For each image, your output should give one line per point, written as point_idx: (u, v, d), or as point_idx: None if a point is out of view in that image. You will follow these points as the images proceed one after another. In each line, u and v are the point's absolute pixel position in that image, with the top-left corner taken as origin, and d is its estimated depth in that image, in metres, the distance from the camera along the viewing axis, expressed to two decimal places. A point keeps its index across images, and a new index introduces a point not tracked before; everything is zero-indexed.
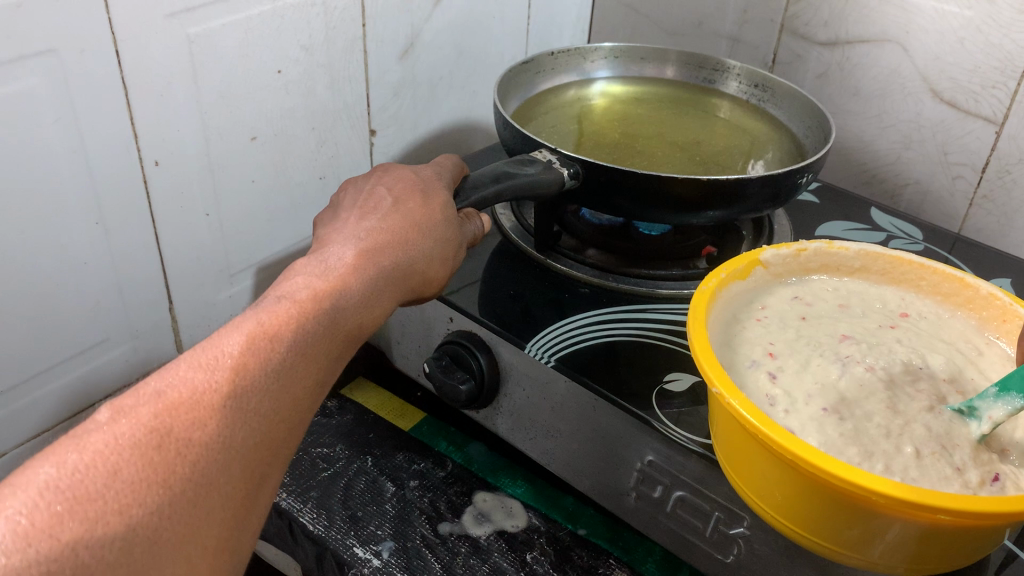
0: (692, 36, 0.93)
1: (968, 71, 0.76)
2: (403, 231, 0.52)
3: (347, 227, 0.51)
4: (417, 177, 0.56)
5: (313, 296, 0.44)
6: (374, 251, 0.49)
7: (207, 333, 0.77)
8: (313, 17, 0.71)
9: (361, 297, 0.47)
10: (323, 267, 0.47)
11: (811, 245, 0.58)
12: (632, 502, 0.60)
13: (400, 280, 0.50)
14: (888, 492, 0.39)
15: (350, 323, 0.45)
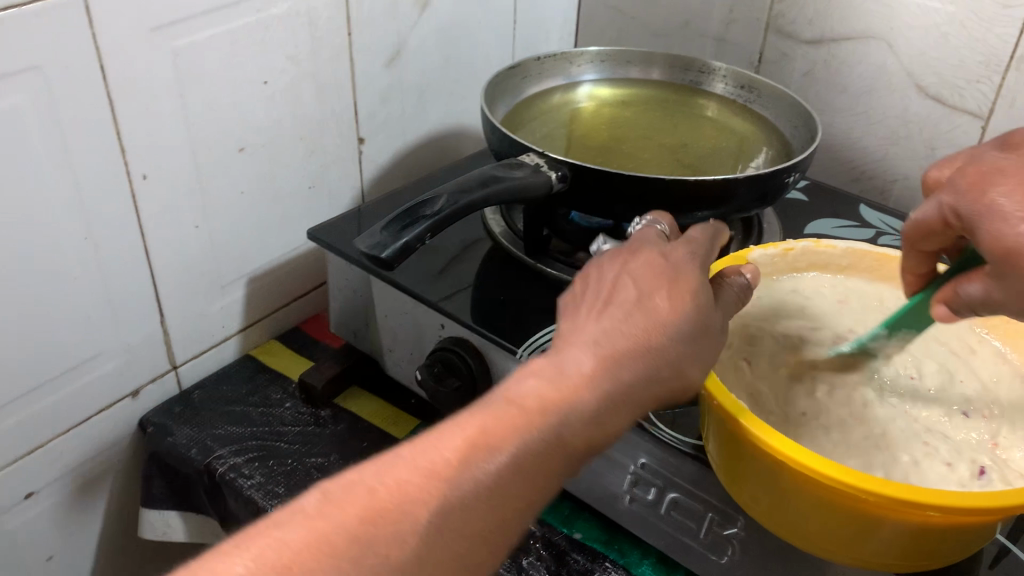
0: (678, 37, 0.93)
1: (954, 66, 0.76)
2: (701, 308, 0.45)
3: (643, 285, 0.45)
4: (666, 262, 0.47)
5: (562, 404, 0.40)
6: (644, 339, 0.43)
7: (199, 345, 0.77)
8: (298, 27, 0.71)
9: (652, 391, 0.43)
10: (638, 347, 0.43)
11: (797, 245, 0.59)
12: (627, 505, 0.60)
13: (701, 361, 0.44)
14: (880, 490, 0.40)
15: (591, 435, 0.41)
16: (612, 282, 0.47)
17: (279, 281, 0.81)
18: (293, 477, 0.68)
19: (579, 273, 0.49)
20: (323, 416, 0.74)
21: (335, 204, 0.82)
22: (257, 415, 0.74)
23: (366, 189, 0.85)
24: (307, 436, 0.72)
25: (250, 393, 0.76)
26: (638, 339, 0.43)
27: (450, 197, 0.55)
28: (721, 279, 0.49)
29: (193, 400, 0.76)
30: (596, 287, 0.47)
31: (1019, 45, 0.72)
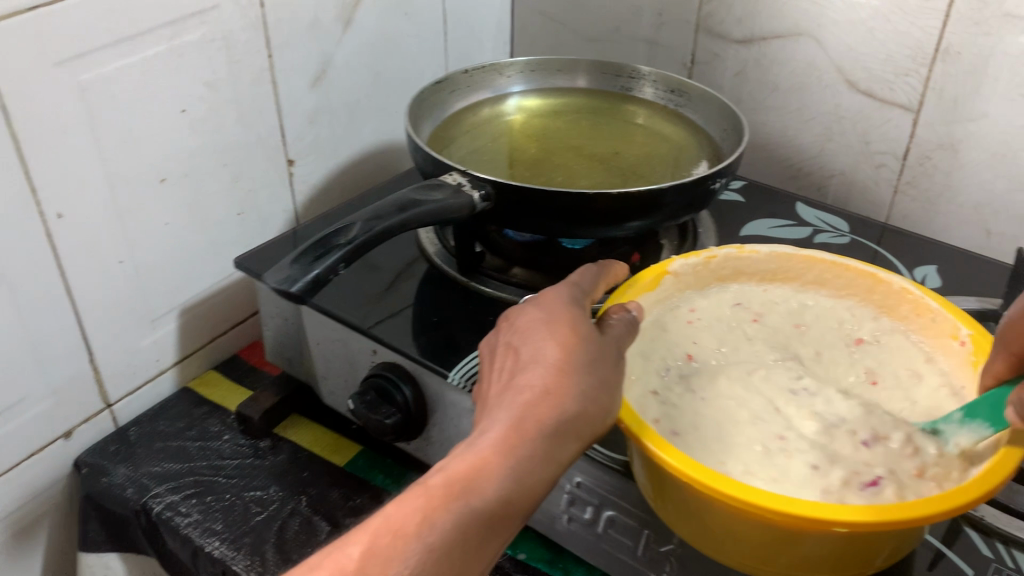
0: (611, 42, 0.93)
1: (882, 61, 0.76)
2: (585, 346, 0.45)
3: (540, 335, 0.45)
4: (562, 303, 0.48)
5: (470, 468, 0.40)
6: (563, 387, 0.43)
7: (133, 381, 0.75)
8: (214, 52, 0.69)
9: (560, 436, 0.42)
10: (530, 399, 0.42)
11: (720, 253, 0.58)
12: (566, 525, 0.59)
13: (601, 398, 0.44)
14: (780, 508, 0.42)
15: (511, 494, 0.40)
16: (509, 343, 0.47)
17: (213, 310, 0.79)
18: (230, 512, 0.67)
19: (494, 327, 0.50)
20: (262, 447, 0.73)
21: (267, 228, 0.81)
22: (194, 450, 0.72)
23: (300, 212, 0.83)
24: (246, 469, 0.71)
25: (187, 427, 0.75)
26: (529, 390, 0.43)
27: (364, 224, 0.53)
28: (609, 313, 0.49)
29: (130, 437, 0.74)
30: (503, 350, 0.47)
31: (943, 37, 0.72)
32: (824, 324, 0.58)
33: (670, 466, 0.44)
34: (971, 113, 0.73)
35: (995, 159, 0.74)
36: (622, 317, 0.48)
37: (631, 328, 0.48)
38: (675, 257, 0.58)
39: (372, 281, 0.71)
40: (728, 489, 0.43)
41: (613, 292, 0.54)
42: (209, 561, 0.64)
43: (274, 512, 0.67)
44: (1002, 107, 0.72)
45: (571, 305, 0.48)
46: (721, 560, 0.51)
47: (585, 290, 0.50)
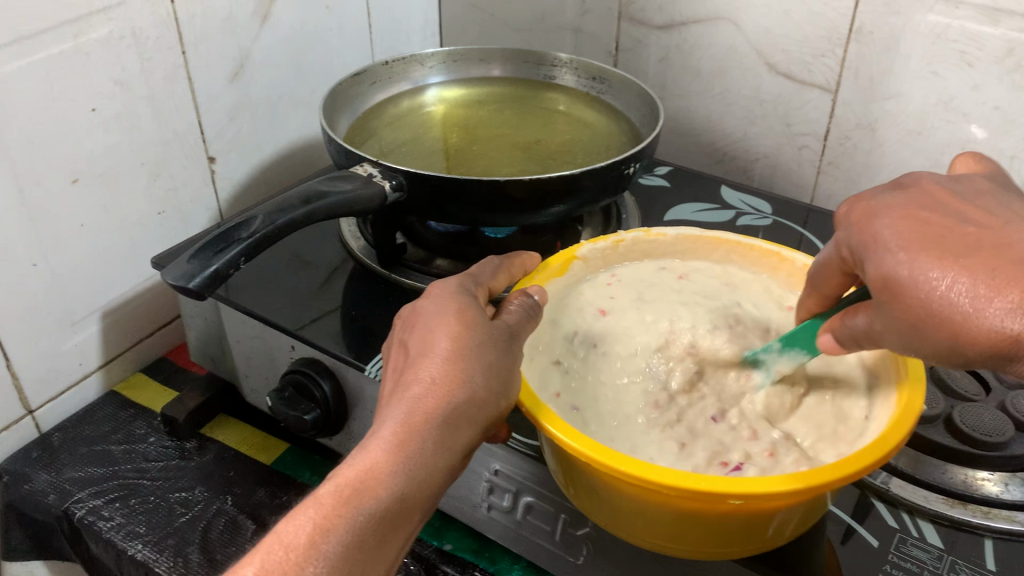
0: (536, 31, 0.93)
1: (799, 42, 0.77)
2: (470, 334, 0.46)
3: (432, 327, 0.47)
4: (454, 295, 0.49)
5: (364, 467, 0.40)
6: (454, 377, 0.44)
7: (55, 386, 0.73)
8: (124, 49, 0.68)
9: (451, 425, 0.43)
10: (418, 393, 0.43)
11: (628, 236, 0.60)
12: (486, 513, 0.59)
13: (490, 382, 0.45)
14: (671, 482, 0.42)
15: (409, 486, 0.41)
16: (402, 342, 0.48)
17: (137, 311, 0.78)
18: (154, 514, 0.66)
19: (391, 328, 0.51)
20: (188, 448, 0.72)
21: (190, 227, 0.80)
22: (118, 453, 0.71)
23: (225, 209, 0.83)
24: (171, 471, 0.70)
25: (112, 431, 0.73)
26: (417, 385, 0.44)
27: (266, 217, 0.53)
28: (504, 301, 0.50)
29: (52, 443, 0.72)
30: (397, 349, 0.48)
31: (856, 17, 0.73)
32: (745, 289, 0.59)
33: (573, 449, 0.44)
34: (886, 92, 0.74)
35: (911, 137, 0.75)
36: (519, 304, 0.50)
37: (533, 312, 0.50)
38: (584, 241, 0.60)
39: (302, 278, 0.72)
40: (629, 468, 0.42)
41: (519, 280, 0.55)
42: (132, 564, 0.63)
43: (198, 513, 0.66)
44: (916, 85, 0.73)
45: (458, 295, 0.49)
46: (631, 540, 0.51)
47: (479, 279, 0.52)
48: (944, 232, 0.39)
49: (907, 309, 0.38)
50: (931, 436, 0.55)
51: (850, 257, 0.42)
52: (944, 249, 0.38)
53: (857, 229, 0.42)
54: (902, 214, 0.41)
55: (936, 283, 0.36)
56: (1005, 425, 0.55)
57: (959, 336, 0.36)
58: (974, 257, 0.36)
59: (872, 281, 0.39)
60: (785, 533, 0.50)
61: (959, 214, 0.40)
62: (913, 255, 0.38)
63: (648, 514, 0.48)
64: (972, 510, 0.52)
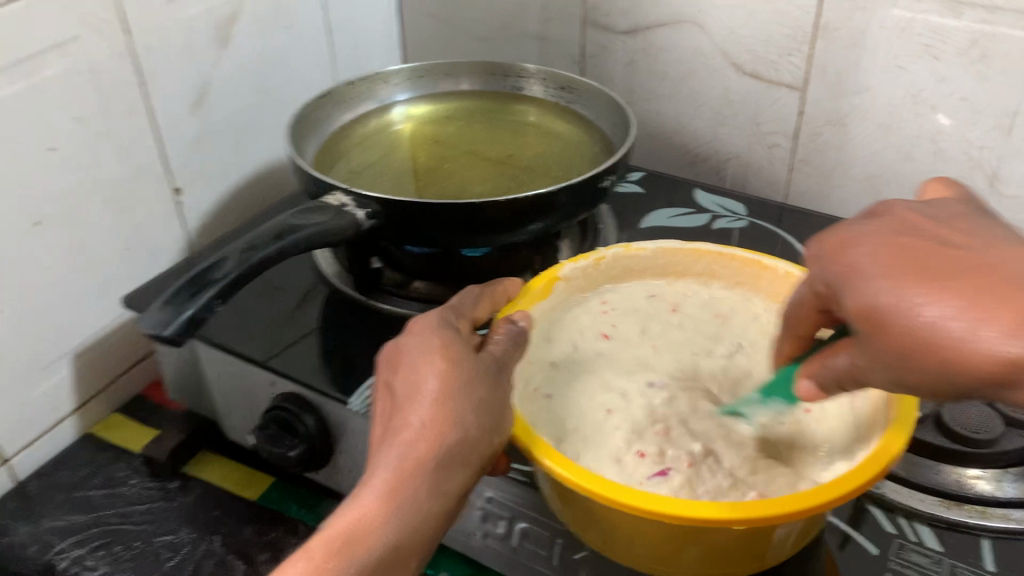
0: (500, 41, 0.92)
1: (764, 42, 0.76)
2: (457, 372, 0.45)
3: (416, 365, 0.46)
4: (437, 328, 0.48)
5: (355, 519, 0.42)
6: (443, 420, 0.44)
7: (29, 433, 0.71)
8: (81, 85, 0.66)
9: (443, 468, 0.43)
10: (408, 439, 0.43)
11: (608, 253, 0.59)
12: (480, 541, 0.58)
13: (482, 420, 0.45)
14: (669, 510, 0.42)
15: (401, 535, 0.42)
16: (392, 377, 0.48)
17: (109, 350, 0.76)
18: (140, 560, 0.64)
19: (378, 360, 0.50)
20: (171, 488, 0.70)
21: (159, 260, 0.78)
22: (98, 499, 0.69)
23: (193, 240, 0.81)
24: (154, 513, 0.68)
25: (91, 475, 0.71)
26: (406, 430, 0.44)
27: (239, 256, 0.52)
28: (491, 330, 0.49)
29: (30, 492, 0.70)
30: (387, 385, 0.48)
31: (821, 15, 0.72)
32: (725, 315, 0.59)
33: (567, 480, 0.44)
34: (854, 88, 0.74)
35: (881, 131, 0.75)
36: (503, 334, 0.49)
37: (517, 340, 0.50)
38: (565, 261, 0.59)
39: (278, 308, 0.70)
40: (626, 498, 0.42)
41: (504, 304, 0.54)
42: None
43: (185, 556, 0.64)
44: (883, 80, 0.73)
45: (442, 329, 0.48)
46: (632, 564, 0.51)
47: (462, 310, 0.50)
48: (927, 255, 0.36)
49: (890, 339, 0.35)
50: (922, 437, 0.55)
51: (826, 291, 0.41)
52: (924, 273, 0.35)
53: (830, 257, 0.40)
54: (881, 241, 0.39)
55: (921, 310, 0.34)
56: (993, 422, 0.55)
57: (949, 365, 0.33)
58: (954, 283, 0.34)
59: (854, 311, 0.37)
60: (786, 546, 0.50)
61: (941, 237, 0.38)
62: (894, 282, 0.36)
63: (649, 539, 0.47)
64: (968, 510, 0.52)
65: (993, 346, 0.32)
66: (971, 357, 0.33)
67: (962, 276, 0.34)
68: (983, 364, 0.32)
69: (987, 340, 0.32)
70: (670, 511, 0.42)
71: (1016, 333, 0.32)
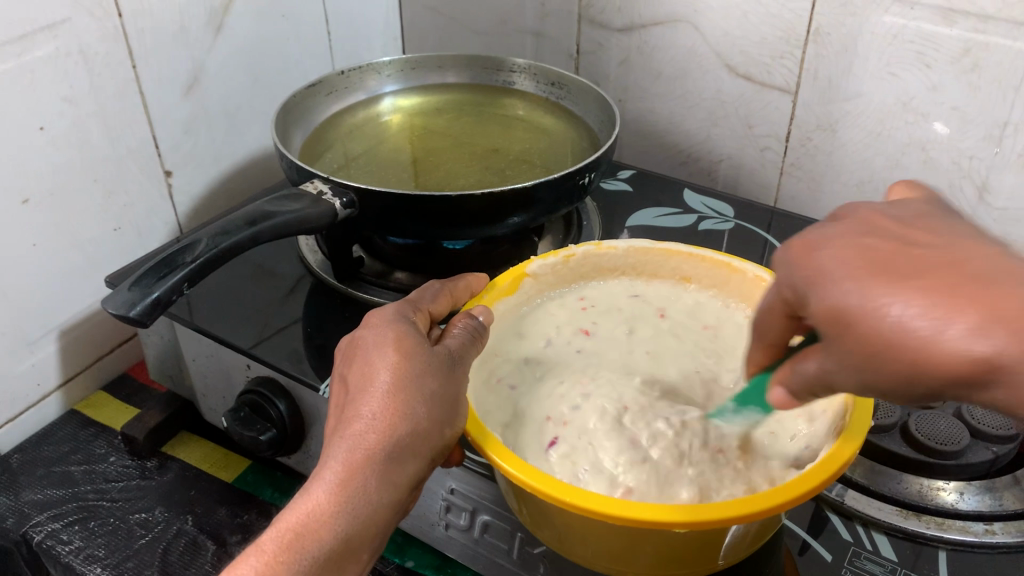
0: (496, 34, 0.92)
1: (757, 44, 0.76)
2: (410, 364, 0.46)
3: (371, 357, 0.47)
4: (393, 321, 0.49)
5: (305, 513, 0.42)
6: (394, 412, 0.45)
7: (12, 408, 0.72)
8: (71, 66, 0.67)
9: (394, 458, 0.44)
10: (358, 430, 0.44)
11: (578, 250, 0.60)
12: (444, 532, 0.58)
13: (434, 412, 0.46)
14: (617, 512, 0.41)
15: (353, 527, 0.42)
16: (347, 373, 0.48)
17: (95, 329, 0.77)
18: (114, 536, 0.64)
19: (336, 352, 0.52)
20: (149, 467, 0.71)
21: (147, 241, 0.79)
22: (78, 474, 0.70)
23: (183, 222, 0.82)
24: (131, 491, 0.68)
25: (72, 451, 0.72)
26: (357, 422, 0.44)
27: (209, 240, 0.53)
28: (449, 324, 0.51)
29: (11, 465, 0.71)
30: (341, 379, 0.49)
31: (813, 19, 0.72)
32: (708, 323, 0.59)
33: (516, 478, 0.43)
34: (846, 93, 0.74)
35: (871, 137, 0.75)
36: (463, 326, 0.51)
37: (478, 334, 0.51)
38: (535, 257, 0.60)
39: (262, 294, 0.71)
40: (571, 498, 0.42)
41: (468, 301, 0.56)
42: None
43: (158, 534, 0.65)
44: (874, 86, 0.72)
45: (398, 322, 0.49)
46: (584, 561, 0.51)
47: (420, 304, 0.52)
48: (889, 253, 0.34)
49: (861, 337, 0.33)
50: (888, 446, 0.55)
51: (795, 297, 0.37)
52: (889, 272, 0.33)
53: (792, 255, 0.37)
54: (846, 242, 0.36)
55: (889, 312, 0.32)
56: (960, 433, 0.55)
57: (919, 361, 0.31)
58: (932, 278, 0.32)
59: (817, 313, 0.34)
60: (742, 547, 0.49)
61: (900, 235, 0.36)
62: (863, 283, 0.33)
63: (599, 537, 0.47)
64: (927, 521, 0.52)
65: (959, 342, 0.30)
66: (941, 354, 0.30)
67: (926, 270, 0.32)
68: (950, 363, 0.30)
69: (953, 336, 0.30)
70: (616, 513, 0.41)
71: (984, 329, 0.29)
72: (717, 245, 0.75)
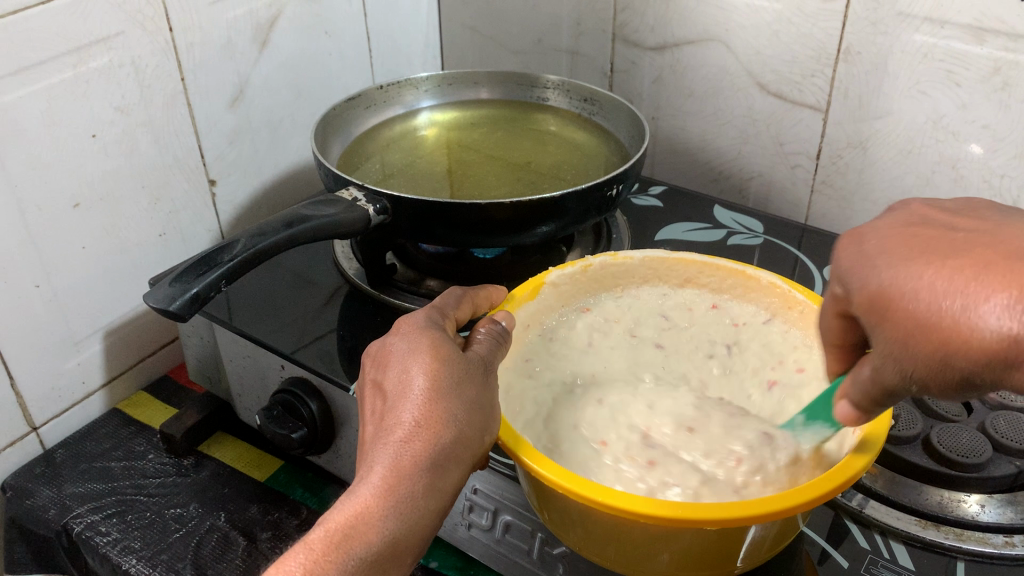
0: (533, 53, 0.95)
1: (788, 62, 0.77)
2: (446, 370, 0.48)
3: (407, 363, 0.48)
4: (425, 330, 0.51)
5: (353, 513, 0.43)
6: (436, 420, 0.46)
7: (58, 404, 0.75)
8: (123, 77, 0.70)
9: (438, 466, 0.45)
10: (403, 437, 0.45)
11: (595, 261, 0.62)
12: (466, 532, 0.60)
13: (473, 419, 0.47)
14: (647, 511, 0.42)
15: (399, 530, 0.43)
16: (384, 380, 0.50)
17: (140, 330, 0.80)
18: (150, 529, 0.66)
19: (364, 354, 0.53)
20: (185, 465, 0.73)
21: (190, 247, 0.82)
22: (118, 470, 0.72)
23: (226, 230, 0.85)
24: (167, 487, 0.70)
25: (114, 447, 0.75)
26: (401, 429, 0.45)
27: (247, 241, 0.56)
28: (478, 329, 0.53)
29: (56, 459, 0.74)
30: (375, 385, 0.50)
31: (844, 38, 0.73)
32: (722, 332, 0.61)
33: (546, 479, 0.44)
34: (876, 111, 0.74)
35: (903, 155, 0.75)
36: (488, 332, 0.52)
37: (501, 339, 0.52)
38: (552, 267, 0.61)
39: (300, 299, 0.73)
40: (605, 498, 0.43)
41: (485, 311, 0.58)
42: None
43: (192, 529, 0.66)
44: (904, 104, 0.72)
45: (428, 330, 0.51)
46: (599, 561, 0.51)
47: (446, 311, 0.54)
48: (932, 242, 0.38)
49: (911, 321, 0.35)
50: (908, 457, 0.55)
51: (843, 291, 0.40)
52: (931, 255, 0.36)
53: (845, 253, 0.41)
54: (891, 234, 0.40)
55: (925, 288, 0.35)
56: (983, 445, 0.55)
57: (944, 346, 0.34)
58: (967, 260, 0.35)
59: (861, 300, 0.38)
60: (760, 551, 0.49)
61: (954, 227, 0.39)
62: (903, 267, 0.37)
63: (620, 540, 0.48)
64: (945, 531, 0.52)
65: (989, 320, 0.33)
66: (967, 332, 0.33)
67: (969, 253, 0.35)
68: (976, 340, 0.33)
69: (985, 314, 0.33)
70: (645, 511, 0.42)
71: (1015, 305, 0.33)
72: (745, 258, 0.76)
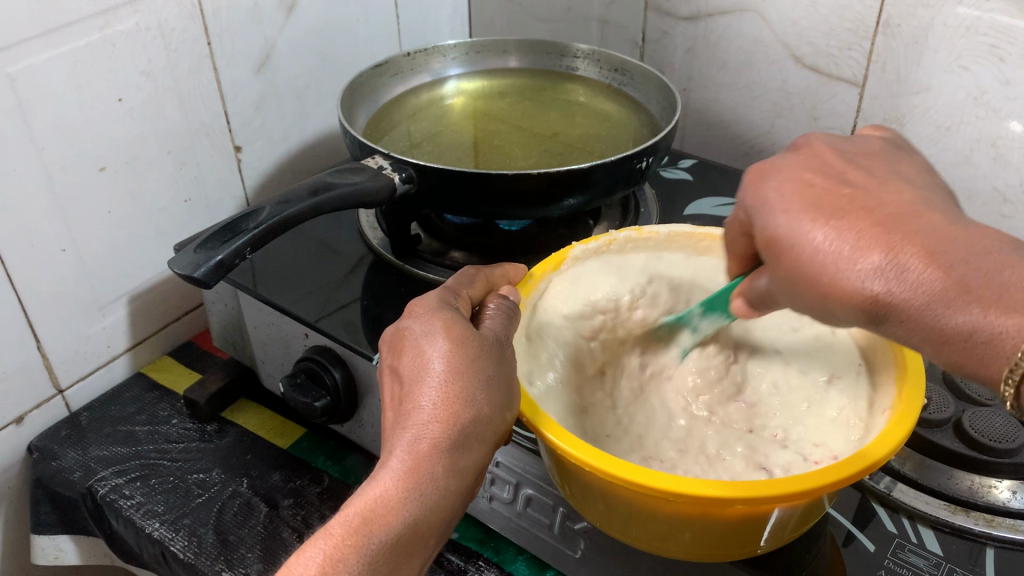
0: (563, 21, 0.93)
1: (824, 35, 0.75)
2: (464, 349, 0.47)
3: (423, 344, 0.48)
4: (442, 310, 0.50)
5: (374, 499, 0.42)
6: (456, 402, 0.45)
7: (83, 367, 0.76)
8: (150, 41, 0.69)
9: (459, 447, 0.44)
10: (422, 420, 0.45)
11: (620, 236, 0.61)
12: (487, 504, 0.59)
13: (493, 397, 0.46)
14: (673, 491, 0.41)
15: (421, 514, 0.43)
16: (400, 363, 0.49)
17: (165, 294, 0.81)
18: (173, 494, 0.66)
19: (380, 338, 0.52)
20: (209, 430, 0.73)
21: (215, 213, 0.82)
22: (142, 434, 0.72)
23: (251, 196, 0.85)
24: (190, 452, 0.70)
25: (137, 412, 0.75)
26: (420, 412, 0.45)
27: (273, 209, 0.56)
28: (490, 305, 0.52)
29: (81, 421, 0.74)
30: (392, 370, 0.49)
31: (883, 10, 0.71)
32: None
33: (574, 457, 0.43)
34: (915, 86, 0.72)
35: (940, 132, 0.73)
36: (501, 309, 0.52)
37: (512, 312, 0.52)
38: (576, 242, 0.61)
39: (325, 268, 0.73)
40: (634, 477, 0.42)
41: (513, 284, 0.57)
42: (150, 543, 0.63)
43: (214, 495, 0.66)
44: (945, 79, 0.70)
45: (442, 310, 0.50)
46: (620, 538, 0.51)
47: (459, 291, 0.53)
48: (823, 194, 0.40)
49: (794, 265, 0.39)
50: (939, 441, 0.54)
51: (746, 217, 0.44)
52: (820, 206, 0.40)
53: (748, 192, 0.44)
54: (791, 178, 0.42)
55: (813, 238, 0.39)
56: (1017, 431, 0.54)
57: (827, 296, 0.38)
58: (854, 216, 0.38)
59: (761, 238, 0.42)
60: (785, 533, 0.49)
61: (846, 178, 0.42)
62: (791, 212, 0.40)
63: (642, 517, 0.47)
64: (975, 518, 0.51)
65: (860, 278, 0.37)
66: (843, 288, 0.37)
67: (857, 210, 0.39)
68: (849, 296, 0.37)
69: (862, 271, 0.37)
70: (675, 491, 0.41)
71: (886, 267, 0.36)
72: None
